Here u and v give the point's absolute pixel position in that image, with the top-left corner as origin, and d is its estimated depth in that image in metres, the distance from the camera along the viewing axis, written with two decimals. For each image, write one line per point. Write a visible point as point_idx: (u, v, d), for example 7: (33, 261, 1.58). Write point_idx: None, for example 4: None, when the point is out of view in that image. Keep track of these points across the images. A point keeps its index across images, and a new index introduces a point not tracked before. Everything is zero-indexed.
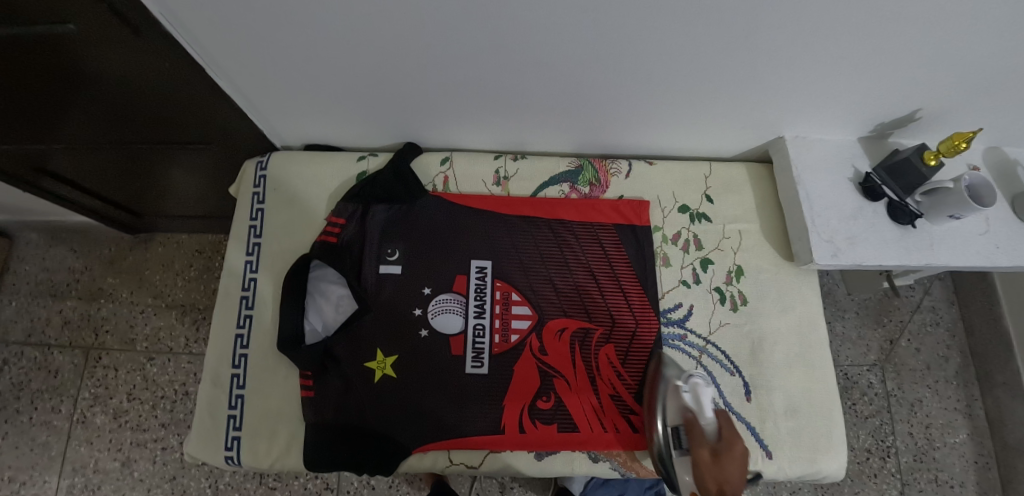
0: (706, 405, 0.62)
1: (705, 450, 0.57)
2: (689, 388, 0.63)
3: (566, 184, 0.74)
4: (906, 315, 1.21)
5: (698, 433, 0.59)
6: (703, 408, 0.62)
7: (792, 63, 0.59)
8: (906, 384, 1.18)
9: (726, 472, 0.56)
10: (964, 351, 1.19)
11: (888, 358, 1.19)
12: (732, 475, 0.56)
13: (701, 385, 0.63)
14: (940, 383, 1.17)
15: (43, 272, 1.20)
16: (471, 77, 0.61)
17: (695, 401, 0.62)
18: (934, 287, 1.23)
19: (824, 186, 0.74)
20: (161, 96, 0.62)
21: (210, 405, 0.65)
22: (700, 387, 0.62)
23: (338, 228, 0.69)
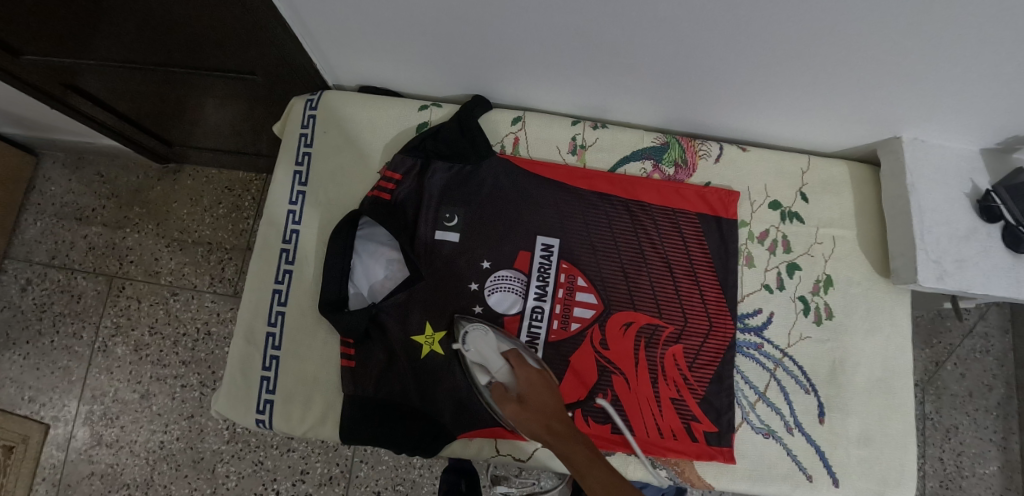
0: (485, 355, 0.56)
1: (512, 404, 0.53)
2: (467, 350, 0.56)
3: (649, 162, 0.66)
4: (957, 338, 1.07)
5: (498, 391, 0.55)
6: (486, 361, 0.56)
7: (953, 54, 0.49)
8: (943, 408, 1.06)
9: (539, 408, 0.52)
10: (1010, 382, 1.06)
11: (929, 379, 1.06)
12: (545, 406, 0.53)
13: (478, 331, 0.56)
14: (979, 412, 1.05)
15: (69, 194, 1.16)
16: (568, 26, 0.52)
17: (479, 359, 0.56)
18: (990, 312, 1.08)
19: (939, 199, 0.65)
20: (212, 17, 0.54)
21: (242, 363, 0.61)
22: (475, 340, 0.56)
23: (393, 184, 0.62)
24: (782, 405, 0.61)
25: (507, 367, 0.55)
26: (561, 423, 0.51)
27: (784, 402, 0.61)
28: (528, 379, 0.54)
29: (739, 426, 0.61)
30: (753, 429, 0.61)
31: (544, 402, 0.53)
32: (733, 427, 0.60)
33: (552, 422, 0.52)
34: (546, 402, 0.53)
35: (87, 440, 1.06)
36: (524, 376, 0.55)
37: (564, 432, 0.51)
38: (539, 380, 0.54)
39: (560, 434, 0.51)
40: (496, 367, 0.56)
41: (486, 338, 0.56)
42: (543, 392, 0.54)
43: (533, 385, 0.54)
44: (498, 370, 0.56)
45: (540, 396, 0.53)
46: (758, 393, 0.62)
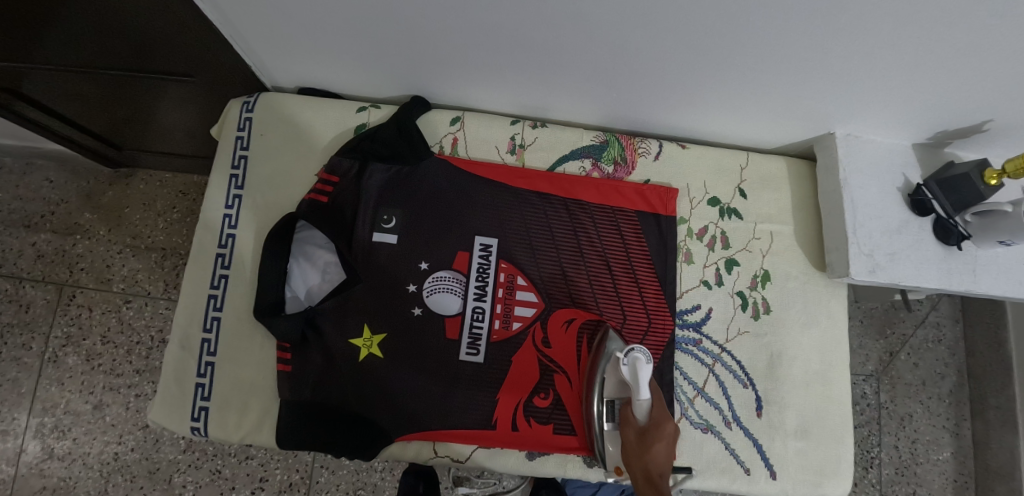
0: (642, 384, 0.53)
1: (632, 429, 0.55)
2: (627, 363, 0.55)
3: (589, 160, 0.66)
4: (909, 328, 1.10)
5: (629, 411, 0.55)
6: (635, 384, 0.54)
7: (870, 50, 0.50)
8: (898, 396, 1.08)
9: (653, 455, 0.54)
10: (961, 370, 1.09)
11: (884, 370, 1.09)
12: (658, 456, 0.54)
13: (642, 359, 0.54)
14: (932, 399, 1.08)
15: (16, 201, 1.12)
16: (494, 26, 0.52)
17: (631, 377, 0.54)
18: (942, 302, 1.11)
19: (872, 194, 0.66)
20: (132, 19, 0.53)
21: (176, 371, 0.60)
22: (639, 362, 0.53)
23: (330, 185, 0.61)
24: (721, 400, 0.62)
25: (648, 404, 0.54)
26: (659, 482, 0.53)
27: (721, 396, 0.62)
28: (660, 421, 0.55)
29: (679, 421, 0.61)
30: (692, 424, 0.61)
31: (654, 450, 0.54)
32: (673, 423, 0.60)
33: (650, 473, 0.53)
34: (654, 453, 0.54)
35: (38, 454, 1.03)
36: (659, 415, 0.55)
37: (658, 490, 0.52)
38: (668, 437, 0.55)
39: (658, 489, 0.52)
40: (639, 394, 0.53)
41: (647, 370, 0.54)
42: (660, 439, 0.54)
43: (657, 427, 0.55)
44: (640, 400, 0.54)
45: (656, 441, 0.54)
46: (697, 389, 0.62)
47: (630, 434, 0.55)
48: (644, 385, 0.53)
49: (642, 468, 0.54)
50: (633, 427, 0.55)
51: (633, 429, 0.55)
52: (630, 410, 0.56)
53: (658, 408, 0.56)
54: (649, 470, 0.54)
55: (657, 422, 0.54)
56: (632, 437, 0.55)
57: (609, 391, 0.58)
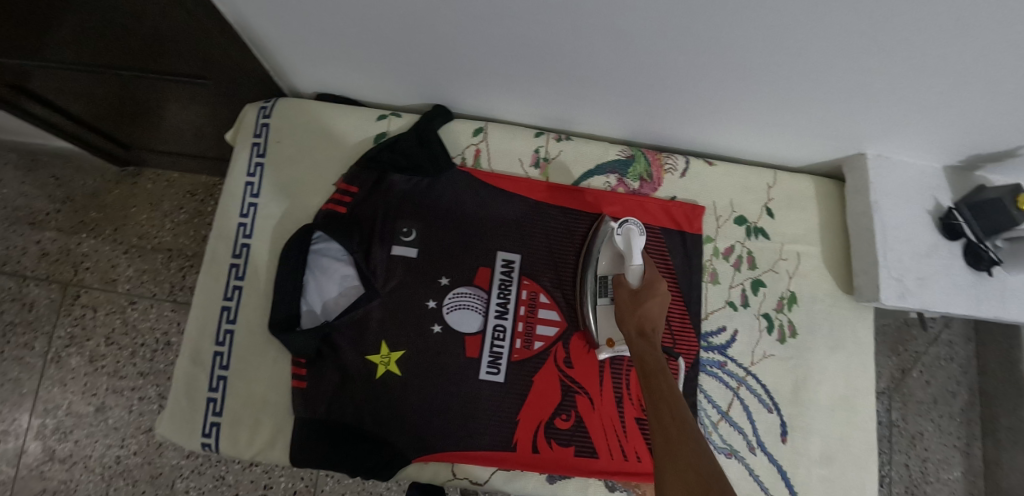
0: (636, 251, 0.56)
1: (625, 291, 0.55)
2: (621, 233, 0.57)
3: (614, 176, 0.65)
4: (922, 346, 1.05)
5: (621, 277, 0.56)
6: (631, 250, 0.56)
7: (914, 72, 0.49)
8: (909, 414, 1.03)
9: (644, 312, 0.53)
10: (973, 388, 1.04)
11: (897, 387, 1.03)
12: (650, 314, 0.53)
13: (636, 230, 0.56)
14: (943, 418, 1.03)
15: (20, 198, 1.10)
16: (525, 37, 0.51)
17: (625, 245, 0.56)
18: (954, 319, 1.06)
19: (902, 217, 0.65)
20: (152, 23, 0.52)
21: (188, 384, 0.58)
22: (633, 232, 0.56)
23: (349, 195, 0.60)
24: (745, 425, 0.61)
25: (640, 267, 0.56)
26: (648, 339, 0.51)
27: (746, 421, 0.61)
28: (652, 281, 0.55)
29: None
30: (715, 449, 0.60)
31: (645, 308, 0.53)
32: None
33: (640, 331, 0.52)
34: (645, 311, 0.53)
35: (38, 456, 1.01)
36: (653, 278, 0.55)
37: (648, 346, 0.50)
38: (661, 296, 0.54)
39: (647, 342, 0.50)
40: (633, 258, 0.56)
41: (641, 241, 0.56)
42: (653, 298, 0.53)
43: (651, 288, 0.54)
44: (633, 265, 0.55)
45: (649, 302, 0.53)
46: (721, 413, 0.61)
47: (622, 296, 0.55)
48: (638, 253, 0.56)
49: (634, 326, 0.52)
50: (625, 291, 0.55)
51: (626, 290, 0.55)
52: (622, 275, 0.56)
53: (652, 273, 0.56)
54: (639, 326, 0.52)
55: (649, 283, 0.54)
56: (624, 298, 0.55)
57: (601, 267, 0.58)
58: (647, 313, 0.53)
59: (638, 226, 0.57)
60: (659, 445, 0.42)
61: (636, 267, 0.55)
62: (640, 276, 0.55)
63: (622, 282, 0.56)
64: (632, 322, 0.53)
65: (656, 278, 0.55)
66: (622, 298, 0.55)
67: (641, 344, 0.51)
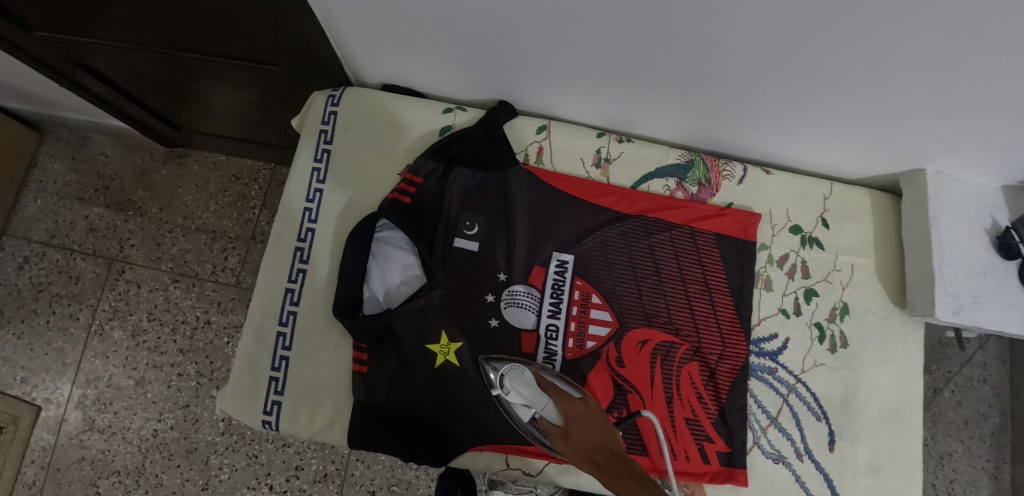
0: (528, 390, 0.54)
1: (556, 434, 0.52)
2: (509, 387, 0.54)
3: (673, 179, 0.66)
4: (955, 366, 1.03)
5: (545, 423, 0.53)
6: (528, 394, 0.54)
7: (991, 93, 0.49)
8: (938, 434, 1.02)
9: (587, 440, 0.51)
10: (1005, 412, 1.02)
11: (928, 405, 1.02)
12: (593, 438, 0.51)
13: (516, 372, 0.55)
14: (973, 440, 1.01)
15: (72, 173, 1.14)
16: (601, 40, 0.52)
17: (520, 400, 0.54)
18: (989, 342, 1.04)
19: (960, 234, 0.64)
20: (240, 11, 0.54)
21: (251, 362, 0.60)
22: (516, 381, 0.54)
23: (414, 186, 0.61)
24: (793, 431, 0.61)
25: (548, 401, 0.53)
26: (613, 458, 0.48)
27: (795, 427, 0.61)
28: (570, 414, 0.52)
29: (750, 450, 0.60)
30: (763, 454, 0.60)
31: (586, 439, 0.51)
32: (745, 451, 0.59)
33: (598, 464, 0.49)
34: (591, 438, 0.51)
35: (79, 425, 1.04)
36: (567, 408, 0.53)
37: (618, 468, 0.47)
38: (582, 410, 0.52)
39: (610, 469, 0.48)
40: (538, 400, 0.53)
41: (528, 378, 0.54)
42: (585, 428, 0.51)
43: (575, 421, 0.52)
44: (541, 404, 0.53)
45: (586, 433, 0.51)
46: (770, 418, 0.61)
47: (559, 444, 0.52)
48: (535, 389, 0.54)
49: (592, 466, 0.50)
50: (556, 436, 0.52)
51: (559, 441, 0.52)
52: (544, 419, 0.53)
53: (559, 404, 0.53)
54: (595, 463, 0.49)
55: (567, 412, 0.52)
56: (562, 445, 0.52)
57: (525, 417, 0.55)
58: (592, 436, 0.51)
59: (512, 369, 0.55)
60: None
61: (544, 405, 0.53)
62: (556, 411, 0.53)
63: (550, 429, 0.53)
64: (586, 463, 0.50)
65: (570, 399, 0.53)
66: (562, 446, 0.52)
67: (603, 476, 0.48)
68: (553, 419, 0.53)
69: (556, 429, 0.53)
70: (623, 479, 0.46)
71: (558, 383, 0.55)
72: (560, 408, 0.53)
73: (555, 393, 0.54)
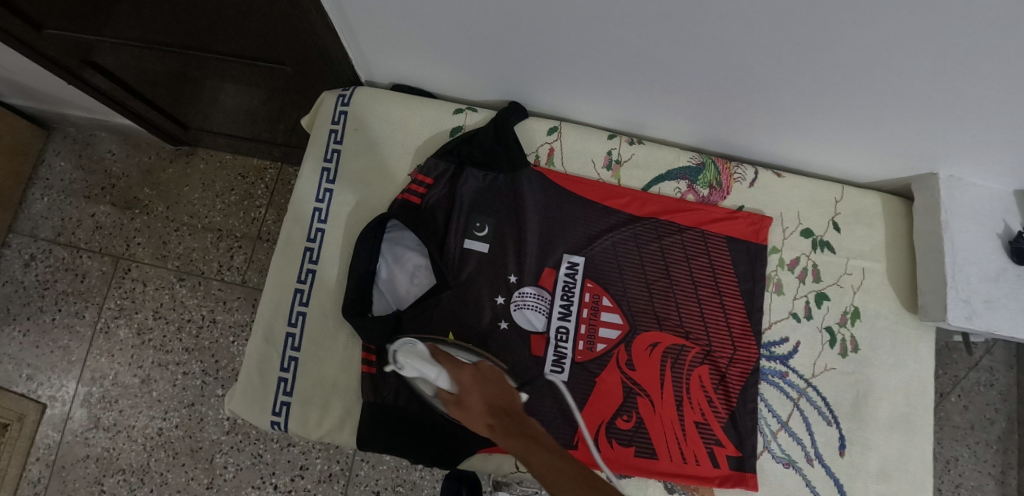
0: (420, 365, 0.53)
1: (454, 405, 0.53)
2: (404, 364, 0.54)
3: (684, 182, 0.65)
4: (962, 370, 1.03)
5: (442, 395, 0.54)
6: (421, 368, 0.53)
7: (1008, 97, 0.48)
8: (945, 439, 1.01)
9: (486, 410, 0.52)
10: (1012, 417, 1.01)
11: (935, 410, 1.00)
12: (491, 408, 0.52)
13: (409, 348, 0.55)
14: (980, 444, 1.00)
15: (78, 171, 1.14)
16: (615, 42, 0.51)
17: (414, 374, 0.54)
18: (996, 347, 1.03)
19: (972, 239, 0.64)
20: (253, 10, 0.54)
21: (260, 362, 0.60)
22: (407, 356, 0.54)
23: (424, 187, 0.61)
24: (804, 436, 0.61)
25: (442, 373, 0.53)
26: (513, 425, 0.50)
27: (805, 431, 0.61)
28: (468, 386, 0.53)
29: (760, 454, 0.60)
30: (773, 458, 0.60)
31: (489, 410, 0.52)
32: (755, 455, 0.59)
33: (499, 432, 0.50)
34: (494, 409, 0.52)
35: (84, 423, 1.04)
36: (462, 380, 0.54)
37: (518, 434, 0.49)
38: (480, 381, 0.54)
39: (507, 435, 0.50)
40: (432, 373, 0.53)
41: (418, 351, 0.54)
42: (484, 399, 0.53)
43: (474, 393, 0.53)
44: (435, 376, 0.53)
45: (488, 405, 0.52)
46: (780, 422, 0.61)
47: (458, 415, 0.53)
48: (429, 362, 0.54)
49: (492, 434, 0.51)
50: (456, 409, 0.53)
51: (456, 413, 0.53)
52: (441, 391, 0.54)
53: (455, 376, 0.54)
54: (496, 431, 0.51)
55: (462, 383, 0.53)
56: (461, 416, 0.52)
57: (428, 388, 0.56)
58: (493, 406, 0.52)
59: (405, 345, 0.55)
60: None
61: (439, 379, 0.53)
62: (450, 382, 0.53)
63: (452, 403, 0.53)
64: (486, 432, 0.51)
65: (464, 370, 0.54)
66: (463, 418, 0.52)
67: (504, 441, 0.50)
68: (449, 390, 0.54)
69: (456, 402, 0.53)
70: (516, 437, 0.49)
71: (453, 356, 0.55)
72: (458, 381, 0.54)
73: (452, 368, 0.54)
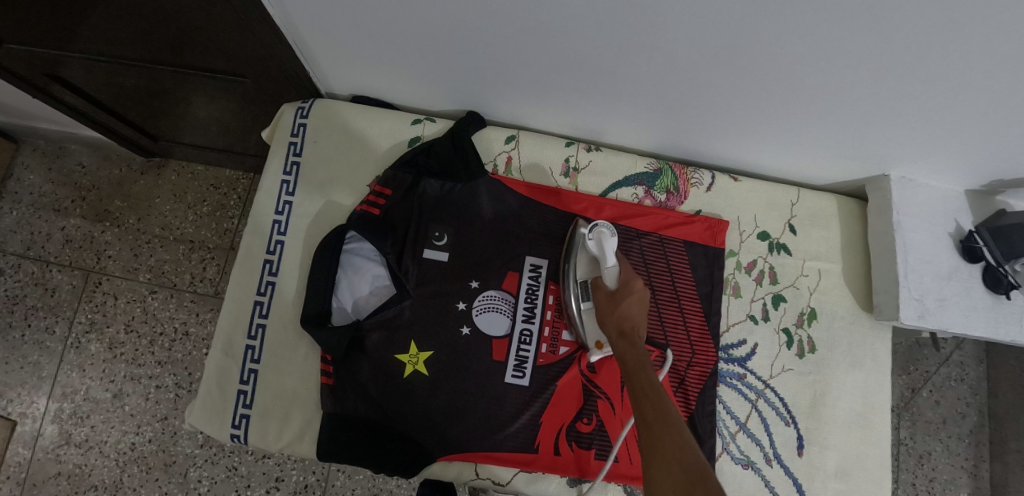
0: (608, 251, 0.57)
1: (603, 294, 0.55)
2: (592, 237, 0.58)
3: (641, 187, 0.67)
4: (933, 366, 0.99)
5: (600, 281, 0.56)
6: (606, 252, 0.56)
7: (945, 100, 0.50)
8: (918, 434, 0.97)
9: (626, 312, 0.53)
10: (982, 411, 0.97)
11: (905, 406, 0.97)
12: (631, 313, 0.54)
13: (607, 233, 0.57)
14: (953, 439, 0.96)
15: (48, 184, 1.13)
16: (564, 51, 0.52)
17: (597, 251, 0.57)
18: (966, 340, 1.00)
19: (925, 239, 0.65)
20: (207, 24, 0.54)
21: (219, 375, 0.60)
22: (604, 234, 0.57)
23: (382, 197, 0.61)
24: (762, 437, 0.62)
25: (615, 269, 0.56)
26: (637, 342, 0.51)
27: (763, 432, 0.62)
28: (628, 284, 0.55)
29: (720, 456, 0.61)
30: (733, 460, 0.61)
31: (629, 314, 0.53)
32: (714, 456, 0.60)
33: (627, 337, 0.51)
34: (632, 317, 0.53)
35: (55, 439, 1.03)
36: (630, 278, 0.56)
37: (639, 349, 0.50)
38: (638, 295, 0.55)
39: (630, 343, 0.51)
40: (608, 264, 0.56)
41: (613, 242, 0.57)
42: (631, 304, 0.54)
43: (632, 294, 0.55)
44: (608, 268, 0.56)
45: (631, 307, 0.54)
46: (739, 424, 0.62)
47: (604, 301, 0.55)
48: (612, 255, 0.56)
49: (621, 332, 0.52)
50: (604, 296, 0.55)
51: (606, 293, 0.55)
52: (600, 279, 0.57)
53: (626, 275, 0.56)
54: (625, 336, 0.52)
55: (626, 282, 0.55)
56: (608, 303, 0.55)
57: (581, 272, 0.59)
58: (631, 312, 0.54)
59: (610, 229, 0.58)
60: (647, 416, 0.44)
61: (610, 270, 0.56)
62: (615, 279, 0.56)
63: (606, 290, 0.56)
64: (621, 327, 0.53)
65: (633, 278, 0.56)
66: (608, 306, 0.55)
67: (623, 343, 0.52)
68: (609, 281, 0.56)
69: (609, 291, 0.55)
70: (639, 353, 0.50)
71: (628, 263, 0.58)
72: (626, 278, 0.56)
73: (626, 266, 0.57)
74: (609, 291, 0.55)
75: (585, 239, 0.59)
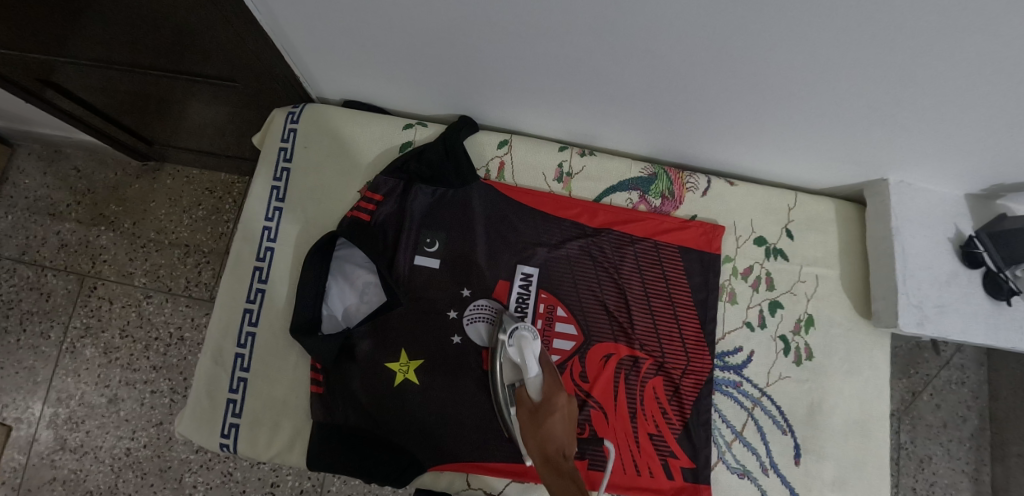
0: (531, 362, 0.54)
1: (527, 410, 0.55)
2: (514, 345, 0.54)
3: (636, 192, 0.66)
4: (934, 369, 0.97)
5: (523, 396, 0.55)
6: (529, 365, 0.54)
7: (942, 103, 0.49)
8: (918, 437, 0.96)
9: (550, 432, 0.54)
10: (984, 414, 0.96)
11: (906, 409, 0.96)
12: (556, 430, 0.54)
13: (528, 338, 0.54)
14: (953, 442, 0.95)
15: (43, 188, 1.12)
16: (556, 55, 0.52)
17: (519, 360, 0.54)
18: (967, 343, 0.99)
19: (923, 243, 0.64)
20: (195, 30, 0.54)
21: (208, 384, 0.59)
22: (525, 343, 0.53)
23: (373, 204, 0.60)
24: (759, 446, 0.61)
25: (539, 380, 0.55)
26: (564, 465, 0.53)
27: (760, 441, 0.61)
28: (552, 397, 0.55)
29: (716, 465, 0.60)
30: (729, 469, 0.60)
31: (552, 429, 0.54)
32: (709, 466, 0.59)
33: (550, 463, 0.53)
34: (557, 432, 0.54)
35: (50, 444, 1.02)
36: (553, 387, 0.55)
37: (566, 472, 0.52)
38: (561, 408, 0.55)
39: (556, 467, 0.53)
40: (531, 376, 0.54)
41: (534, 347, 0.54)
42: (554, 418, 0.54)
43: (554, 408, 0.54)
44: (531, 379, 0.54)
45: (556, 423, 0.54)
46: (735, 433, 0.61)
47: (527, 417, 0.55)
48: (534, 364, 0.54)
49: (547, 455, 0.53)
50: (527, 409, 0.55)
51: (528, 411, 0.55)
52: (524, 391, 0.55)
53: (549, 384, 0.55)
54: (549, 460, 0.53)
55: (548, 397, 0.54)
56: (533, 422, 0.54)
57: (506, 376, 0.57)
58: (555, 429, 0.54)
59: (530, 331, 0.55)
60: None
61: (533, 382, 0.54)
62: (539, 390, 0.55)
63: (528, 404, 0.55)
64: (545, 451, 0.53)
65: (558, 387, 0.55)
66: (531, 424, 0.54)
67: (547, 469, 0.53)
68: (533, 395, 0.55)
69: (533, 403, 0.55)
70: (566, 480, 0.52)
71: (552, 364, 0.57)
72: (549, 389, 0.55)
73: (549, 371, 0.56)
74: (532, 406, 0.54)
75: (506, 346, 0.55)
